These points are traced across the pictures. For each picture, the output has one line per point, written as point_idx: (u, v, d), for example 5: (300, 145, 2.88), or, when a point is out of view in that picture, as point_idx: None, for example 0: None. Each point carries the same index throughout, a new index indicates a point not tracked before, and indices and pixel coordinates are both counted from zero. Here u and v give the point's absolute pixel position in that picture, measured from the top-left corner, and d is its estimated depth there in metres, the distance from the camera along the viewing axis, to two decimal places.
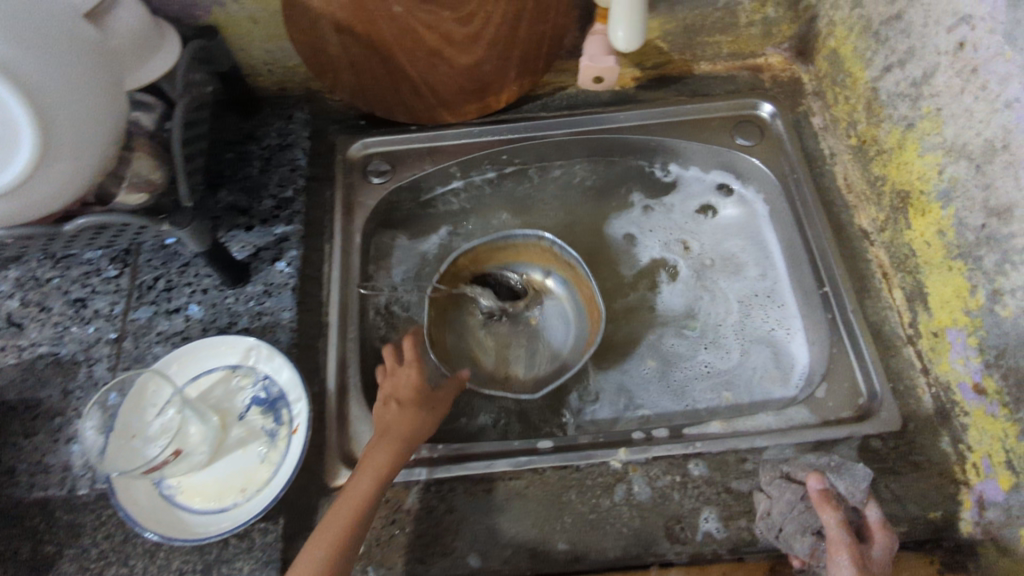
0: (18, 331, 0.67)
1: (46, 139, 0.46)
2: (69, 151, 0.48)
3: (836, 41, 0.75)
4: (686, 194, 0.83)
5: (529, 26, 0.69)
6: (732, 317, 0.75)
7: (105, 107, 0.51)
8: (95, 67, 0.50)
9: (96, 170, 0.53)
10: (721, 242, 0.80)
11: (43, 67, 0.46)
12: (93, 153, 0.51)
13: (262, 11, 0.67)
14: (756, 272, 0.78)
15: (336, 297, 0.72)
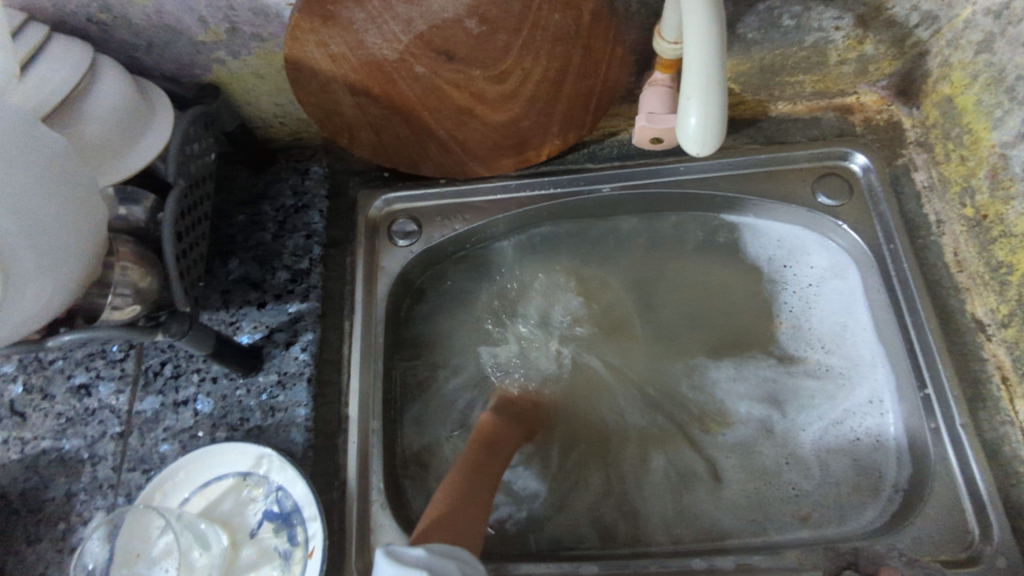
0: (20, 421, 0.62)
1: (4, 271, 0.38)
2: (40, 273, 0.40)
3: (951, 88, 0.62)
4: (781, 248, 0.71)
5: (575, 81, 0.58)
6: (815, 414, 0.65)
7: (74, 211, 0.43)
8: (58, 167, 0.42)
9: (80, 281, 0.45)
10: (815, 317, 0.68)
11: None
12: (69, 266, 0.43)
13: (267, 67, 0.59)
14: (853, 355, 0.66)
15: (356, 385, 0.64)
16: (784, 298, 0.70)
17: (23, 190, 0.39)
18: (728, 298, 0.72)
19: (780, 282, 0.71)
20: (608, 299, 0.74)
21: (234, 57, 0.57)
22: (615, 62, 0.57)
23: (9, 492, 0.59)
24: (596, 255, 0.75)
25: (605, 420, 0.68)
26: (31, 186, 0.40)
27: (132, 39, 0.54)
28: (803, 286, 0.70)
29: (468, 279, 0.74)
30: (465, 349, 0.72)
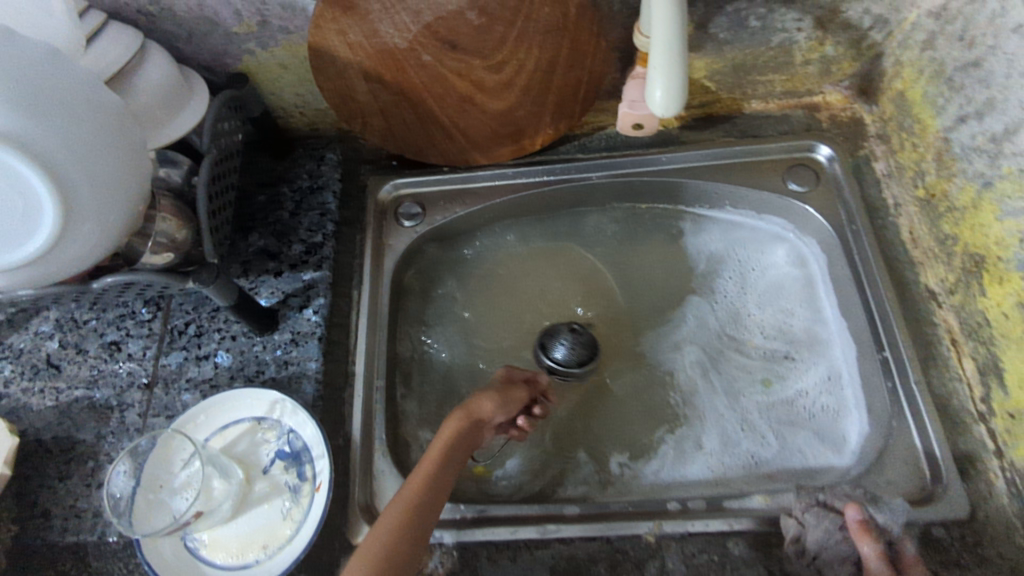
0: (55, 373, 0.67)
1: (66, 198, 0.45)
2: (95, 216, 0.47)
3: (903, 84, 0.69)
4: (727, 239, 0.79)
5: (565, 72, 0.65)
6: (753, 379, 0.72)
7: (129, 167, 0.49)
8: (117, 130, 0.49)
9: (126, 229, 0.51)
10: (750, 303, 0.77)
11: (65, 138, 0.45)
12: (120, 214, 0.49)
13: (291, 57, 0.66)
14: (809, 338, 0.73)
15: (364, 346, 0.70)
16: (719, 287, 0.78)
17: (87, 147, 0.46)
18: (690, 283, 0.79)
19: (719, 271, 0.79)
20: (582, 277, 0.80)
21: (263, 48, 0.65)
22: (599, 55, 0.64)
23: (42, 435, 0.65)
24: (570, 233, 0.82)
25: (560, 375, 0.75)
26: (97, 133, 0.47)
27: (175, 29, 0.61)
28: (738, 276, 0.78)
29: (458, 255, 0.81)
30: (464, 324, 0.78)
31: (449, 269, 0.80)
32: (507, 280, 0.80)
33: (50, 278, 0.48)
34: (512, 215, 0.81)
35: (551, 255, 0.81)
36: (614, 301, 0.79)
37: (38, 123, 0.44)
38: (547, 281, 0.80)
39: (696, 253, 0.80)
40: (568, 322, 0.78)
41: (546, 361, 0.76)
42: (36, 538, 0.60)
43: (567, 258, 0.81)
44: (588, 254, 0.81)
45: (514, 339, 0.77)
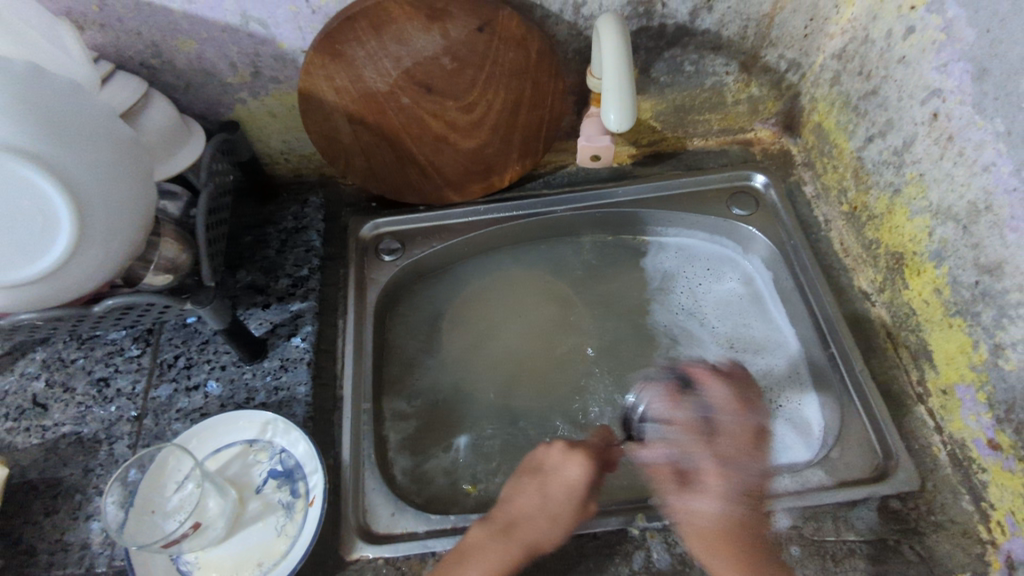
0: (41, 411, 0.68)
1: (66, 205, 0.48)
2: (103, 241, 0.51)
3: (820, 116, 0.79)
4: (680, 255, 0.87)
5: (528, 112, 0.74)
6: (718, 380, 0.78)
7: (139, 198, 0.54)
8: (132, 163, 0.53)
9: (126, 256, 0.55)
10: (706, 310, 0.83)
11: (88, 166, 0.49)
12: (123, 241, 0.53)
13: (280, 105, 0.73)
14: (768, 345, 0.79)
15: (350, 369, 0.73)
16: (675, 296, 0.85)
17: (105, 176, 0.50)
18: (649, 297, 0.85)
19: (674, 284, 0.85)
20: (550, 299, 0.86)
21: (253, 97, 0.72)
22: (559, 93, 0.73)
23: (27, 472, 0.64)
24: (537, 260, 0.88)
25: (537, 389, 0.79)
26: (82, 140, 0.49)
27: (174, 80, 0.68)
28: (691, 287, 0.85)
29: (436, 286, 0.86)
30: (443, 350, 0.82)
31: (422, 298, 0.85)
32: (478, 305, 0.86)
33: (50, 297, 0.51)
34: (485, 249, 0.87)
35: (521, 281, 0.87)
36: (582, 319, 0.85)
37: (67, 151, 0.48)
38: (519, 305, 0.86)
39: (654, 268, 0.87)
40: (544, 342, 0.83)
41: (525, 378, 0.80)
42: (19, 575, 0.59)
43: (535, 283, 0.87)
44: (554, 278, 0.88)
45: (495, 360, 0.81)
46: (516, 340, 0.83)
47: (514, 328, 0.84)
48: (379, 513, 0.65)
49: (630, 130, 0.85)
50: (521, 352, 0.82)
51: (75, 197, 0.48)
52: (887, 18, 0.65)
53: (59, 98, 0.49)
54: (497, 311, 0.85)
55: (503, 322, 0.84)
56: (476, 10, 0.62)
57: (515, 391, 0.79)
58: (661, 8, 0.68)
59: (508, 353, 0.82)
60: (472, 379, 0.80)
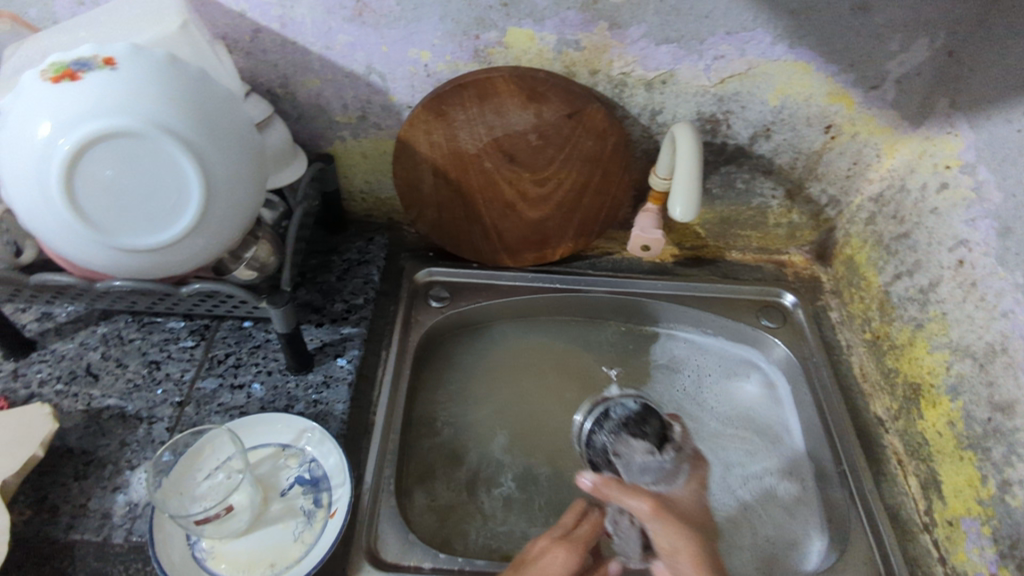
0: (92, 380, 0.72)
1: (181, 196, 0.54)
2: (212, 231, 0.58)
3: (852, 251, 0.86)
4: (698, 346, 0.91)
5: (592, 196, 0.81)
6: (718, 472, 0.79)
7: (252, 203, 0.61)
8: (258, 172, 0.61)
9: (222, 250, 0.61)
10: (709, 398, 0.86)
11: (228, 167, 0.56)
12: (226, 237, 0.60)
13: (374, 149, 0.82)
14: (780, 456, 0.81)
15: (385, 400, 0.75)
16: (686, 380, 0.88)
17: (237, 179, 0.57)
18: (662, 375, 0.88)
19: (680, 368, 0.89)
20: (568, 365, 0.90)
21: (354, 137, 0.81)
22: (624, 185, 0.80)
23: (67, 434, 0.67)
24: (563, 329, 0.93)
25: (541, 451, 0.80)
26: (210, 139, 0.55)
27: (291, 111, 0.78)
28: (697, 375, 0.88)
29: (469, 335, 0.90)
30: (469, 400, 0.85)
31: (450, 343, 0.89)
32: (499, 358, 0.89)
33: (152, 269, 0.58)
34: (523, 313, 0.92)
35: (543, 344, 0.91)
36: (596, 387, 0.87)
37: (219, 151, 0.55)
38: (538, 366, 0.89)
39: (671, 353, 0.91)
40: (545, 404, 0.85)
41: (536, 438, 0.82)
42: (38, 531, 0.60)
43: (556, 349, 0.91)
44: (576, 347, 0.91)
45: (500, 410, 0.84)
46: (518, 396, 0.86)
47: (529, 386, 0.87)
48: (390, 541, 0.65)
49: (678, 231, 0.92)
50: (524, 407, 0.85)
51: (209, 190, 0.55)
52: (923, 172, 0.74)
53: (207, 101, 0.55)
54: (517, 367, 0.89)
55: (520, 379, 0.88)
56: (570, 99, 0.72)
57: (518, 445, 0.81)
58: (726, 128, 0.78)
59: (515, 406, 0.85)
60: (480, 424, 0.82)
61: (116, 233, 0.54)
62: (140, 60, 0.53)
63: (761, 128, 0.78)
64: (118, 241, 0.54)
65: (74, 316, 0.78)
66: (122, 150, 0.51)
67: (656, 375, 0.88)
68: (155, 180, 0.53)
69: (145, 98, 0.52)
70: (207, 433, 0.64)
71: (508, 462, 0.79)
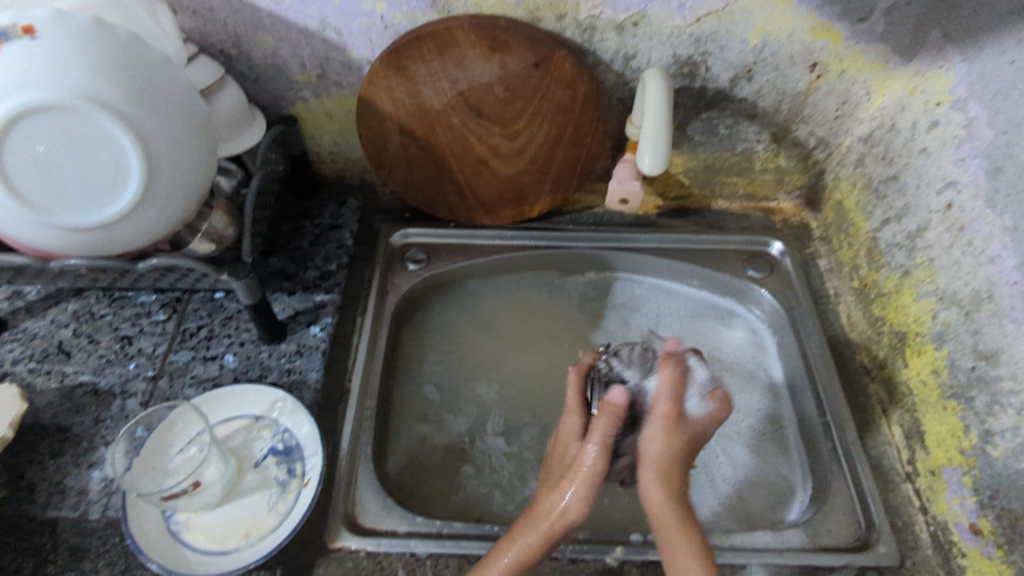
0: (65, 358, 0.72)
1: (119, 170, 0.52)
2: (161, 206, 0.55)
3: (841, 195, 0.83)
4: (674, 298, 0.89)
5: (567, 148, 0.78)
6: None
7: (202, 174, 0.58)
8: (206, 141, 0.58)
9: (175, 224, 0.59)
10: (666, 342, 0.86)
11: (168, 137, 0.54)
12: (177, 210, 0.57)
13: (337, 108, 0.79)
14: (764, 406, 0.79)
15: (361, 366, 0.74)
16: (660, 334, 0.86)
17: (181, 149, 0.55)
18: (634, 328, 0.87)
19: (638, 313, 0.88)
20: (545, 324, 0.88)
21: (315, 97, 0.78)
22: (599, 135, 0.77)
23: (41, 412, 0.67)
24: (542, 286, 0.91)
25: (522, 409, 0.80)
26: (146, 109, 0.52)
27: (246, 72, 0.74)
28: (654, 319, 0.88)
29: (446, 297, 0.89)
30: (450, 363, 0.83)
31: (427, 306, 0.88)
32: (474, 318, 0.88)
33: (102, 247, 0.56)
34: (500, 271, 0.90)
35: (522, 301, 0.90)
36: (573, 345, 0.86)
37: (157, 121, 0.53)
38: (517, 325, 0.88)
39: (648, 306, 0.89)
40: (504, 356, 0.85)
41: (514, 399, 0.81)
42: (17, 510, 0.60)
43: (534, 306, 0.89)
44: (555, 304, 0.90)
45: (462, 364, 0.84)
46: (488, 354, 0.85)
47: (507, 344, 0.86)
48: (369, 507, 0.65)
49: (661, 182, 0.89)
50: (503, 366, 0.84)
51: (148, 162, 0.53)
52: (914, 110, 0.69)
53: (142, 69, 0.53)
54: (494, 327, 0.87)
55: (497, 338, 0.86)
56: (535, 48, 0.68)
57: (492, 403, 0.80)
58: (705, 71, 0.73)
59: (493, 366, 0.84)
60: (454, 385, 0.81)
61: (57, 212, 0.52)
62: (62, 27, 0.50)
63: (742, 69, 0.73)
64: (59, 220, 0.52)
65: (43, 294, 0.77)
66: (51, 125, 0.49)
67: (628, 329, 0.87)
68: (89, 153, 0.50)
69: (70, 68, 0.49)
70: (178, 408, 0.63)
71: (486, 423, 0.78)
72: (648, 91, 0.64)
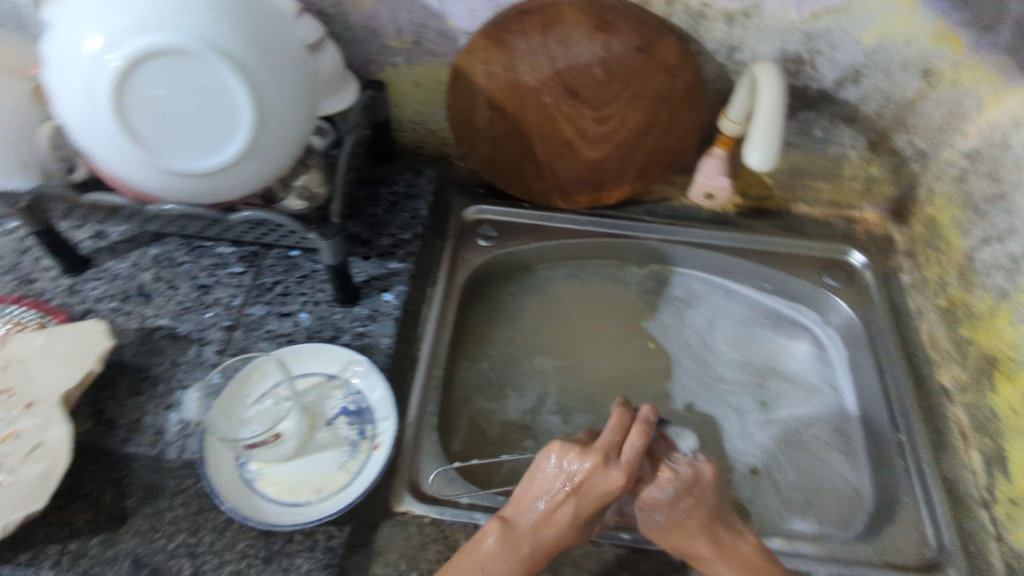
0: (145, 300, 0.73)
1: (232, 119, 0.52)
2: (263, 158, 0.56)
3: (935, 209, 0.80)
4: (739, 297, 0.87)
5: (657, 136, 0.76)
6: (751, 427, 0.77)
7: (303, 131, 0.59)
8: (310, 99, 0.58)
9: (271, 179, 0.60)
10: (724, 341, 0.84)
11: (280, 91, 0.54)
12: (276, 164, 0.58)
13: (426, 77, 0.79)
14: (828, 419, 0.77)
15: (430, 336, 0.74)
16: (719, 331, 0.85)
17: (289, 104, 0.55)
18: (692, 321, 0.86)
19: (695, 307, 0.87)
20: (608, 311, 0.87)
21: (406, 64, 0.77)
22: (690, 129, 0.76)
23: (123, 351, 0.69)
24: (609, 274, 0.90)
25: (583, 396, 0.79)
26: (262, 61, 0.52)
27: (341, 34, 0.74)
28: (710, 314, 0.86)
29: (512, 277, 0.88)
30: (513, 342, 0.83)
31: (493, 284, 0.87)
32: (538, 300, 0.88)
33: (203, 195, 0.57)
34: (568, 256, 0.88)
35: (586, 288, 0.89)
36: (636, 335, 0.85)
37: (271, 73, 0.53)
38: (581, 310, 0.87)
39: (711, 302, 0.87)
40: (566, 339, 0.84)
41: (572, 384, 0.80)
42: (98, 442, 0.63)
43: (599, 294, 0.88)
44: (622, 293, 0.88)
45: (522, 345, 0.83)
46: (551, 337, 0.84)
47: (569, 328, 0.85)
48: (432, 475, 0.65)
49: (743, 180, 0.87)
50: (565, 350, 0.83)
51: (260, 114, 0.53)
52: None
53: (261, 21, 0.53)
54: (557, 311, 0.87)
55: (561, 322, 0.86)
56: (643, 31, 0.67)
57: (553, 386, 0.80)
58: (810, 69, 0.71)
59: (554, 350, 0.83)
60: (516, 364, 0.81)
61: (167, 156, 0.52)
62: None
63: (850, 71, 0.71)
64: (168, 164, 0.53)
65: (126, 236, 0.79)
66: (173, 69, 0.49)
67: (687, 323, 0.86)
68: (205, 100, 0.51)
69: (199, 14, 0.49)
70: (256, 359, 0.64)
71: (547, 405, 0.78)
72: (745, 78, 0.65)
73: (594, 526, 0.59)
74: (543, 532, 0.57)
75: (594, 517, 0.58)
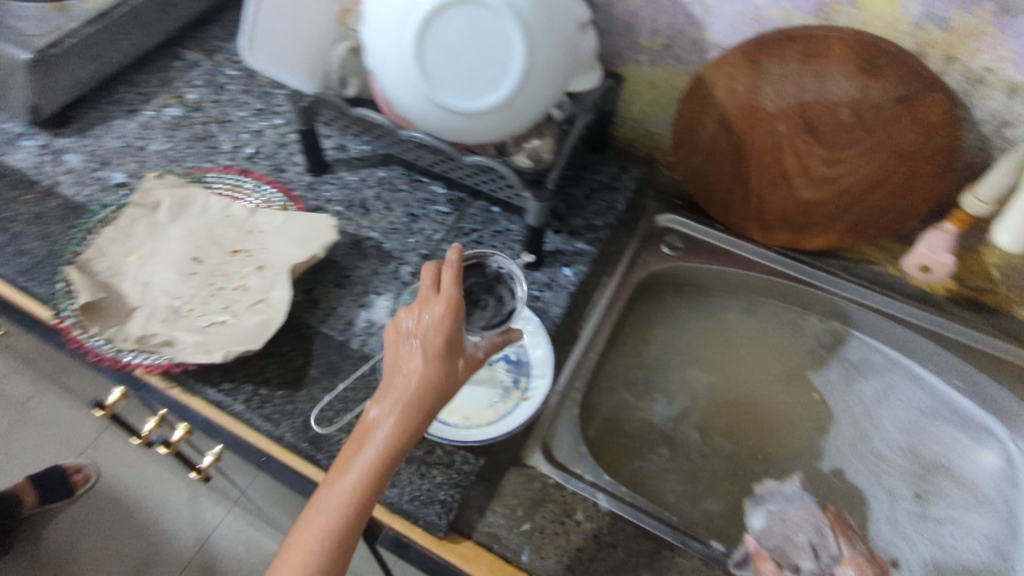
0: (364, 213, 0.83)
1: (502, 71, 0.58)
2: (513, 113, 0.62)
3: None
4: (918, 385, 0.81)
5: (886, 193, 0.73)
6: (896, 514, 0.74)
7: (551, 98, 0.64)
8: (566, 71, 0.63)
9: (510, 134, 0.65)
10: (891, 422, 0.80)
11: (547, 58, 0.59)
12: (520, 121, 0.63)
13: (664, 81, 0.81)
14: (992, 535, 0.72)
15: (596, 321, 0.78)
16: (887, 411, 0.81)
17: (551, 70, 0.60)
18: (860, 391, 0.82)
19: (867, 379, 0.83)
20: (773, 354, 0.86)
21: (649, 64, 0.80)
22: (926, 195, 0.72)
23: (338, 248, 0.79)
24: (783, 319, 0.87)
25: (725, 426, 0.80)
26: (543, 27, 0.58)
27: (599, 24, 0.79)
28: (883, 391, 0.82)
29: (683, 293, 0.89)
30: (672, 352, 0.86)
31: (663, 294, 0.88)
32: (705, 321, 0.88)
33: (451, 131, 0.64)
34: (746, 289, 0.87)
35: (756, 325, 0.87)
36: (796, 388, 0.84)
37: (546, 40, 0.58)
38: (746, 346, 0.86)
39: (886, 380, 0.82)
40: (723, 367, 0.85)
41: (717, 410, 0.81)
42: (302, 316, 0.73)
43: (767, 334, 0.87)
44: (792, 341, 0.86)
45: (679, 360, 0.85)
46: (708, 360, 0.85)
47: (728, 359, 0.85)
48: (565, 443, 0.70)
49: (964, 265, 0.80)
50: (720, 377, 0.84)
51: (525, 73, 0.58)
52: None
53: None
54: (721, 338, 0.87)
55: (722, 350, 0.86)
56: (910, 83, 0.65)
57: (698, 405, 0.81)
58: None
59: (709, 373, 0.85)
60: (668, 374, 0.84)
61: (437, 89, 0.59)
62: None
63: None
64: (435, 96, 0.60)
65: (361, 155, 0.90)
66: (470, 16, 0.56)
67: (853, 392, 0.83)
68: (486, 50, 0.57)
69: None
70: None
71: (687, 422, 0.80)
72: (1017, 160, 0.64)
73: (456, 358, 0.52)
74: (400, 378, 0.50)
75: (445, 353, 0.51)
